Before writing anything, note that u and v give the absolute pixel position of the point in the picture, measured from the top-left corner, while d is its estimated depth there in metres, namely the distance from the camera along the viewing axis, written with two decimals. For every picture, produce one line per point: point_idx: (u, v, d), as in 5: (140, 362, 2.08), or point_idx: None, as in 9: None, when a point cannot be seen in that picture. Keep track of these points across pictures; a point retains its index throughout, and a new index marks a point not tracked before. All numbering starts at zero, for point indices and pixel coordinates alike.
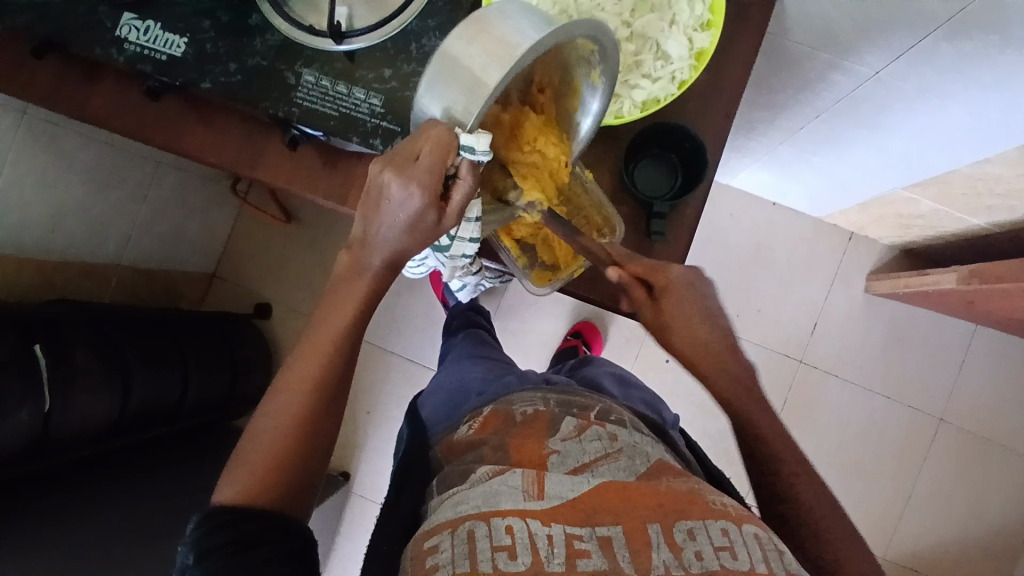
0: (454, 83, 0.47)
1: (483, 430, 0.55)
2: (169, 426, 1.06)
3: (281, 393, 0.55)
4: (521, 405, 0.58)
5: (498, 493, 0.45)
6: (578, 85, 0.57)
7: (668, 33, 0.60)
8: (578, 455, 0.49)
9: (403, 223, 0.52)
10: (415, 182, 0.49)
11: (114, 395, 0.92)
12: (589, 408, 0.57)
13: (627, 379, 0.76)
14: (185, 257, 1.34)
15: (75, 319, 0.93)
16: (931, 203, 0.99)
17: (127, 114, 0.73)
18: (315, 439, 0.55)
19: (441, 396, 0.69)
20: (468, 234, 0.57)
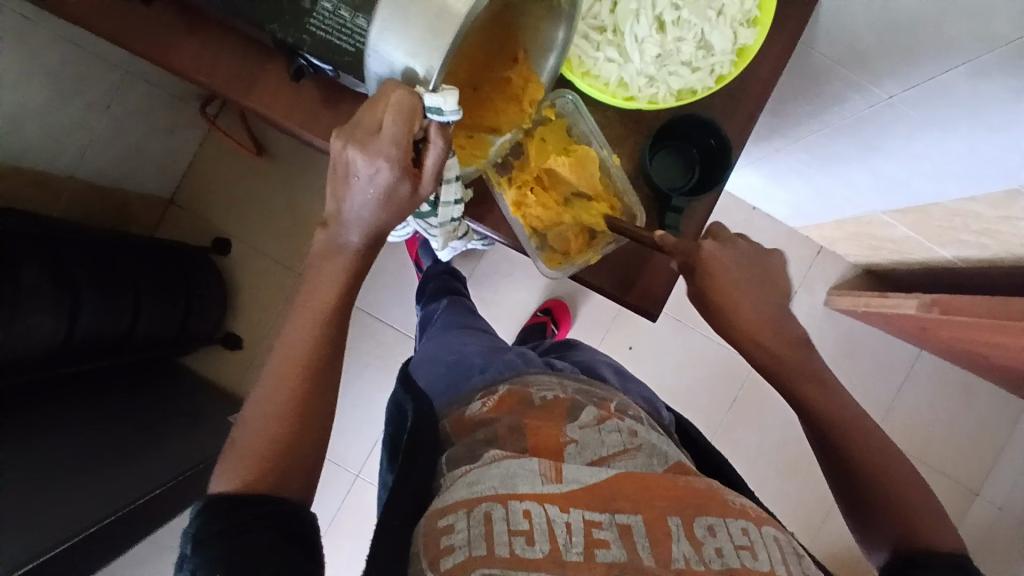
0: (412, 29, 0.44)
1: (496, 409, 0.58)
2: (116, 356, 0.99)
3: (270, 379, 0.53)
4: (539, 390, 0.61)
5: (514, 475, 0.47)
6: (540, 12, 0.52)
7: (715, 24, 0.58)
8: (597, 448, 0.52)
9: (376, 198, 0.52)
10: (381, 155, 0.50)
11: (61, 316, 0.85)
12: (608, 400, 0.61)
13: (623, 373, 0.79)
14: (142, 176, 1.23)
15: (26, 229, 0.84)
16: (906, 230, 1.03)
17: (105, 12, 0.65)
18: (309, 419, 0.53)
19: (438, 367, 0.70)
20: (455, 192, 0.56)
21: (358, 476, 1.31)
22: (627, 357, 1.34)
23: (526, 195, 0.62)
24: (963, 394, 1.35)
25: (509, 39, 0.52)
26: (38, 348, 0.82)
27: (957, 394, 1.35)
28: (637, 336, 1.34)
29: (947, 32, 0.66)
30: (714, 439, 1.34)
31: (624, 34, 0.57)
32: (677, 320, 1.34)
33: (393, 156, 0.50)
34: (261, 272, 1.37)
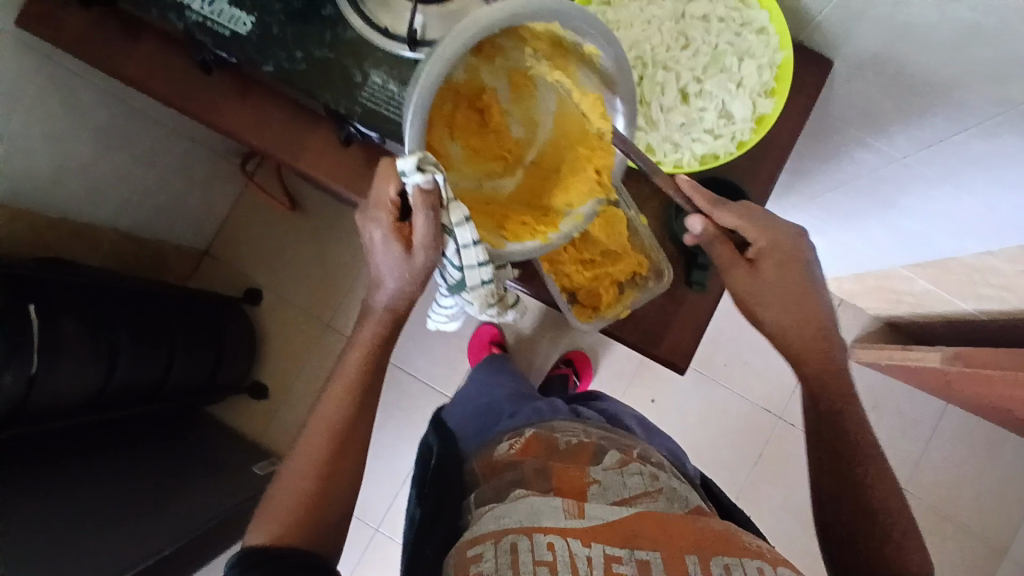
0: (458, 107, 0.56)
1: (523, 452, 0.60)
2: (149, 406, 1.03)
3: (310, 436, 0.61)
4: (563, 436, 0.64)
5: (539, 511, 0.49)
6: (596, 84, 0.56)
7: (734, 95, 0.63)
8: (619, 489, 0.53)
9: (383, 258, 0.59)
10: (377, 218, 0.57)
11: (97, 367, 0.88)
12: (630, 447, 0.63)
13: (649, 426, 0.81)
14: (180, 229, 1.29)
15: (70, 283, 0.89)
16: (926, 283, 1.05)
17: (171, 84, 0.71)
18: (335, 480, 0.59)
19: (466, 418, 0.74)
20: (474, 258, 0.55)
21: (377, 529, 1.30)
22: (648, 409, 1.34)
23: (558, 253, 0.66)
24: (994, 450, 1.32)
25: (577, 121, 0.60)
26: (75, 397, 0.85)
27: (989, 450, 1.32)
28: (658, 388, 1.34)
29: (957, 96, 0.70)
30: (739, 495, 1.32)
31: (650, 105, 0.62)
32: (698, 372, 1.35)
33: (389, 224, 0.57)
34: (290, 323, 1.41)
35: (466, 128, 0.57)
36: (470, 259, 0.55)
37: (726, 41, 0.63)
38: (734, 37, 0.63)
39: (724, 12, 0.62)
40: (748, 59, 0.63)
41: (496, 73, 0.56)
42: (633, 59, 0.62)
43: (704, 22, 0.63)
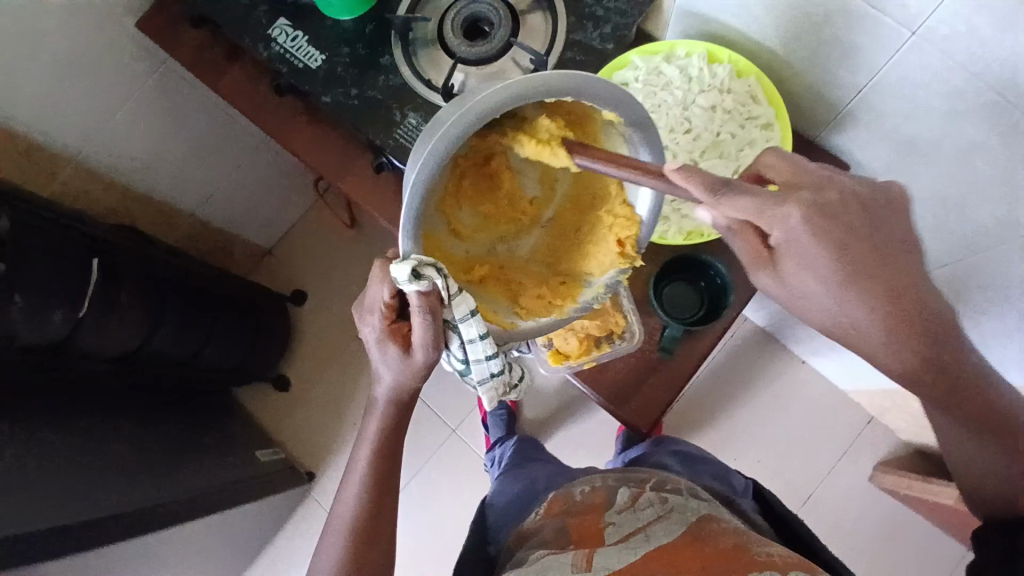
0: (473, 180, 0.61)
1: (547, 513, 0.64)
2: (181, 373, 1.14)
3: (333, 531, 0.68)
4: (579, 487, 0.67)
5: (548, 568, 0.51)
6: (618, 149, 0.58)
7: (729, 179, 0.67)
8: (632, 523, 0.56)
9: (381, 358, 0.63)
10: (370, 317, 0.62)
11: (139, 330, 1.00)
12: (646, 480, 0.65)
13: (695, 456, 0.82)
14: (251, 228, 1.45)
15: (133, 252, 1.01)
16: None
17: (250, 100, 0.84)
18: (368, 567, 0.67)
19: (506, 497, 0.83)
20: (482, 353, 0.61)
21: None
22: None
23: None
24: None
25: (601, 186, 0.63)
26: (114, 349, 0.97)
27: None
28: None
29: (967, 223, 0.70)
30: None
31: None
32: None
33: (387, 324, 0.62)
34: (326, 329, 1.52)
35: (479, 199, 0.62)
36: (479, 355, 0.61)
37: (728, 131, 0.68)
38: (737, 128, 0.68)
39: (732, 105, 0.67)
40: (747, 150, 0.68)
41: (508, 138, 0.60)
42: None
43: (711, 111, 0.69)
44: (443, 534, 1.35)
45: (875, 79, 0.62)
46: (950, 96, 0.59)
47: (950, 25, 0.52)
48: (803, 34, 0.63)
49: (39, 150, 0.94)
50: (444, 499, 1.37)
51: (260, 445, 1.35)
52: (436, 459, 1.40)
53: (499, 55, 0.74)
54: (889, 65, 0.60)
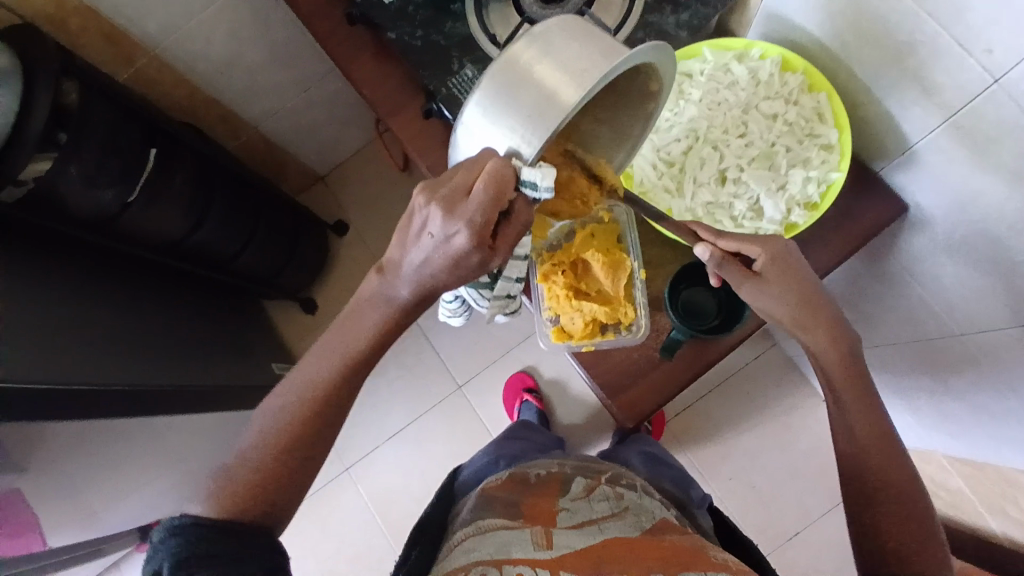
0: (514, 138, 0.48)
1: (498, 485, 0.61)
2: (212, 271, 1.21)
3: (277, 412, 0.55)
4: (535, 470, 0.65)
5: (509, 543, 0.49)
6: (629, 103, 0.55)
7: (772, 194, 0.64)
8: (586, 513, 0.55)
9: (445, 256, 0.50)
10: (462, 216, 0.48)
11: (181, 221, 1.06)
12: (601, 473, 0.64)
13: (658, 457, 0.78)
14: (309, 151, 1.49)
15: (195, 146, 1.08)
16: (960, 483, 0.95)
17: (322, 24, 0.85)
18: (312, 455, 0.54)
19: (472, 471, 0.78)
20: (514, 274, 0.66)
21: (347, 470, 1.42)
22: None
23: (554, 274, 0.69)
24: None
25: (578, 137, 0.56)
26: (157, 233, 1.03)
27: None
28: None
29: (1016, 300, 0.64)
30: None
31: (686, 174, 0.65)
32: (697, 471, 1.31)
33: (475, 226, 0.48)
34: (360, 262, 1.56)
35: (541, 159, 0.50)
36: (513, 275, 0.66)
37: (784, 144, 0.64)
38: (795, 143, 0.64)
39: (795, 118, 0.64)
40: (799, 167, 0.64)
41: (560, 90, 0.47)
42: (687, 129, 0.66)
43: (772, 121, 0.66)
44: (427, 480, 1.40)
45: (951, 117, 0.59)
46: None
47: None
48: (887, 54, 0.60)
49: (125, 35, 0.99)
50: (436, 448, 1.41)
51: (276, 358, 1.41)
52: (436, 409, 1.43)
53: None
54: (966, 108, 0.56)
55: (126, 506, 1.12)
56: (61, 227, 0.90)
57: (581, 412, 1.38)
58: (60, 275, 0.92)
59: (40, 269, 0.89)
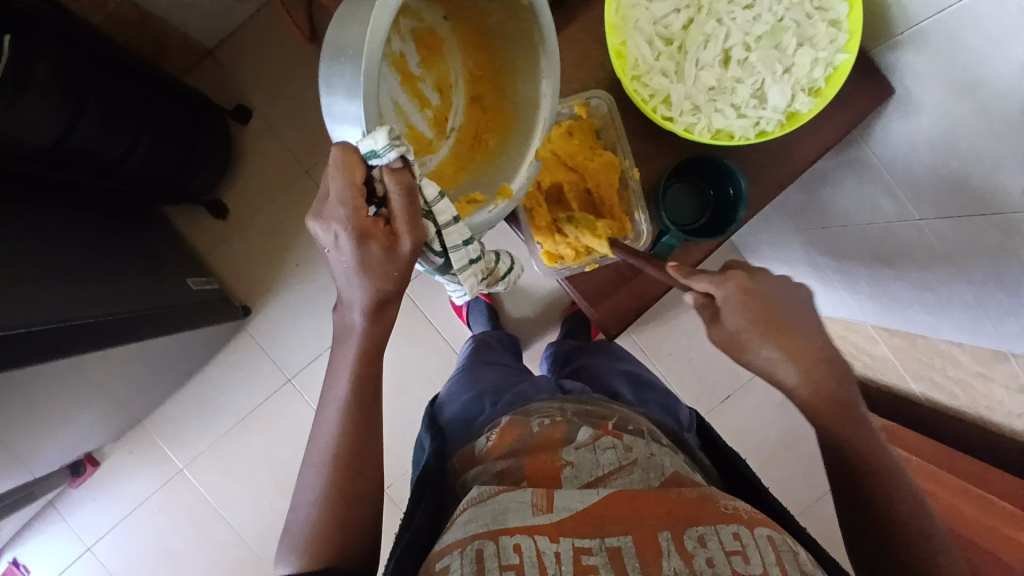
0: (388, 89, 0.50)
1: (499, 443, 0.59)
2: (100, 179, 1.02)
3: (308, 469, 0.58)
4: (538, 416, 0.61)
5: (507, 510, 0.47)
6: (483, 14, 0.54)
7: (777, 80, 0.57)
8: (590, 470, 0.54)
9: (354, 261, 0.51)
10: (333, 217, 0.49)
11: (58, 120, 0.88)
12: (608, 419, 0.62)
13: (642, 380, 0.83)
14: (190, 20, 1.21)
15: (59, 27, 0.89)
16: (886, 351, 1.07)
17: None
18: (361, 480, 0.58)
19: (460, 403, 0.77)
20: (458, 238, 0.53)
21: (289, 381, 1.40)
22: None
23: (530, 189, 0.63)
24: None
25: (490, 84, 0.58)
26: (26, 140, 0.85)
27: None
28: None
29: (986, 189, 0.65)
30: None
31: (687, 54, 0.57)
32: (643, 354, 1.36)
33: (355, 220, 0.49)
34: (270, 155, 1.36)
35: (413, 89, 0.53)
36: (456, 242, 0.53)
37: (793, 18, 0.56)
38: (803, 18, 0.56)
39: None
40: (808, 46, 0.56)
41: (406, 36, 0.52)
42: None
43: None
44: None
45: None
46: None
47: None
48: None
49: None
50: None
51: (191, 272, 1.26)
52: None
53: None
54: None
55: (53, 448, 1.01)
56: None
57: (532, 305, 1.36)
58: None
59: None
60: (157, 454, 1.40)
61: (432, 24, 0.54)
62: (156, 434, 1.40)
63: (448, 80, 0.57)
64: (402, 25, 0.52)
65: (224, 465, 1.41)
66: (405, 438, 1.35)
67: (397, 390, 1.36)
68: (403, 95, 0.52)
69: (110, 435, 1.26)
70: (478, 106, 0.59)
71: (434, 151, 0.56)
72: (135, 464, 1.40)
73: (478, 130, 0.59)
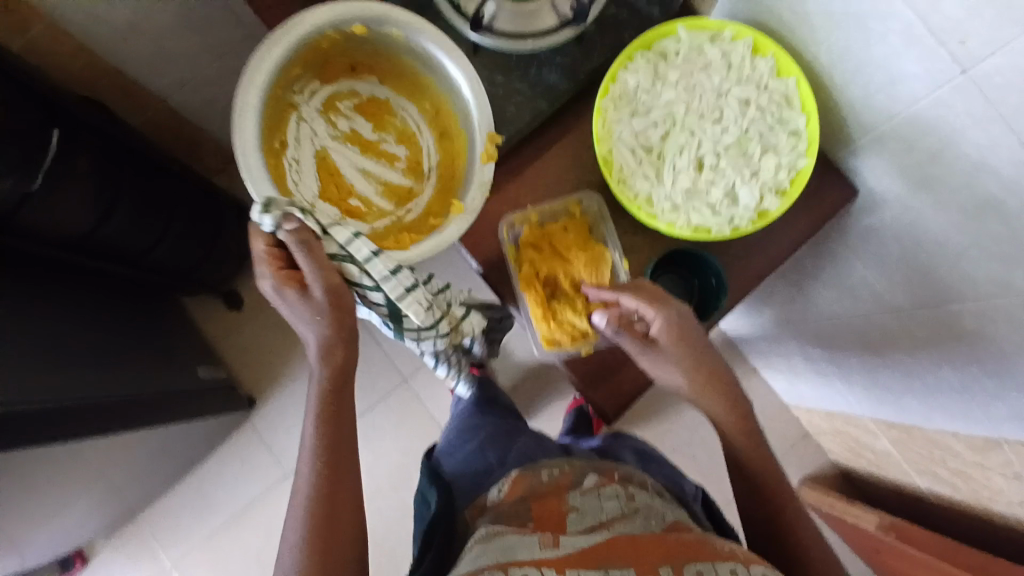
0: (349, 160, 0.78)
1: (510, 494, 0.62)
2: (124, 267, 1.09)
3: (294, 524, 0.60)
4: (547, 470, 0.65)
5: (512, 548, 0.49)
6: (371, 58, 0.76)
7: (748, 184, 0.64)
8: (596, 513, 0.56)
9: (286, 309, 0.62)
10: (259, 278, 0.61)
11: (93, 212, 0.96)
12: (614, 471, 0.65)
13: (648, 454, 0.83)
14: (225, 130, 1.35)
15: (100, 128, 0.99)
16: (887, 444, 1.07)
17: None
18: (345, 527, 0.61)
19: (462, 456, 0.79)
20: (382, 270, 0.64)
21: (288, 475, 1.38)
22: None
23: (534, 282, 0.68)
24: None
25: (441, 122, 0.78)
26: (58, 227, 0.92)
27: None
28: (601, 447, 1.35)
29: (952, 278, 0.70)
30: None
31: (664, 161, 0.65)
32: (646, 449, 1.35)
33: (278, 276, 0.60)
34: None
35: (370, 148, 0.79)
36: (379, 272, 0.64)
37: (757, 131, 0.64)
38: (766, 130, 0.64)
39: (766, 103, 0.64)
40: (771, 154, 0.64)
41: (350, 114, 0.79)
42: (663, 115, 0.65)
43: (743, 106, 0.65)
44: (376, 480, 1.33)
45: (911, 108, 0.61)
46: (972, 149, 0.59)
47: (1008, 74, 0.52)
48: (856, 45, 0.62)
49: None
50: (384, 442, 1.35)
51: (201, 359, 1.29)
52: (382, 403, 1.35)
53: None
54: (929, 98, 0.59)
55: (42, 533, 1.00)
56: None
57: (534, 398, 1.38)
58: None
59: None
60: (147, 549, 1.36)
61: (370, 91, 0.79)
62: (148, 528, 1.37)
63: (410, 130, 0.80)
64: (348, 111, 0.79)
65: (214, 564, 1.36)
66: (402, 535, 1.32)
67: (397, 484, 1.34)
68: (369, 160, 0.79)
69: (104, 525, 1.23)
70: (446, 142, 0.78)
71: (414, 193, 0.79)
72: (122, 560, 1.36)
73: (448, 164, 0.78)
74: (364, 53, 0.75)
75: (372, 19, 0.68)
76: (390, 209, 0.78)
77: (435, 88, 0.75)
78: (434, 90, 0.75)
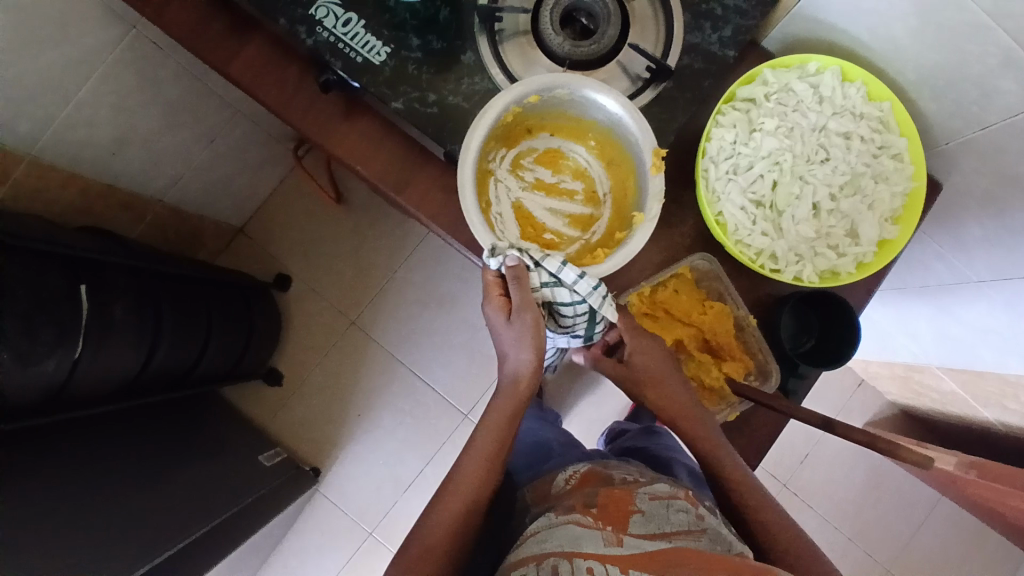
0: (534, 205, 0.68)
1: (578, 484, 0.66)
2: (174, 390, 1.02)
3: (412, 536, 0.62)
4: (619, 471, 0.68)
5: (579, 537, 0.54)
6: (543, 109, 0.65)
7: (866, 218, 0.62)
8: (662, 523, 0.56)
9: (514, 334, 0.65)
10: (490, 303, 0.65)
11: (138, 352, 0.88)
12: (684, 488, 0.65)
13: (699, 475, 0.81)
14: (223, 207, 1.26)
15: (126, 260, 0.89)
16: (954, 385, 1.11)
17: (281, 89, 0.69)
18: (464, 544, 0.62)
19: (529, 450, 0.90)
20: (586, 287, 0.59)
21: (371, 534, 1.37)
22: None
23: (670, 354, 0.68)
24: (976, 544, 1.39)
25: (609, 155, 0.67)
26: (113, 382, 0.85)
27: (975, 541, 1.40)
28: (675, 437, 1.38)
29: None
30: None
31: (782, 214, 0.63)
32: None
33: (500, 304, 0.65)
34: (314, 313, 1.39)
35: (551, 189, 0.69)
36: (585, 289, 0.59)
37: (865, 163, 0.63)
38: (872, 160, 0.63)
39: (867, 132, 0.63)
40: (882, 183, 0.63)
41: (530, 165, 0.69)
42: (770, 164, 0.62)
43: (845, 139, 0.63)
44: None
45: (1011, 118, 0.61)
46: None
47: None
48: (946, 61, 0.61)
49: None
50: None
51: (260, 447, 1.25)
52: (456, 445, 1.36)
53: (608, 57, 0.67)
54: None
55: None
56: (27, 434, 0.75)
57: None
58: (55, 471, 0.75)
59: (54, 462, 0.75)
60: None
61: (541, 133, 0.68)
62: None
63: (584, 166, 0.69)
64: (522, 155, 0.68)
65: None
66: None
67: None
68: (553, 202, 0.69)
69: None
70: (613, 178, 0.68)
71: (597, 220, 0.68)
72: None
73: (619, 201, 0.68)
74: (534, 106, 0.64)
75: (548, 84, 0.61)
76: (579, 238, 0.68)
77: (606, 126, 0.64)
78: (603, 126, 0.65)
